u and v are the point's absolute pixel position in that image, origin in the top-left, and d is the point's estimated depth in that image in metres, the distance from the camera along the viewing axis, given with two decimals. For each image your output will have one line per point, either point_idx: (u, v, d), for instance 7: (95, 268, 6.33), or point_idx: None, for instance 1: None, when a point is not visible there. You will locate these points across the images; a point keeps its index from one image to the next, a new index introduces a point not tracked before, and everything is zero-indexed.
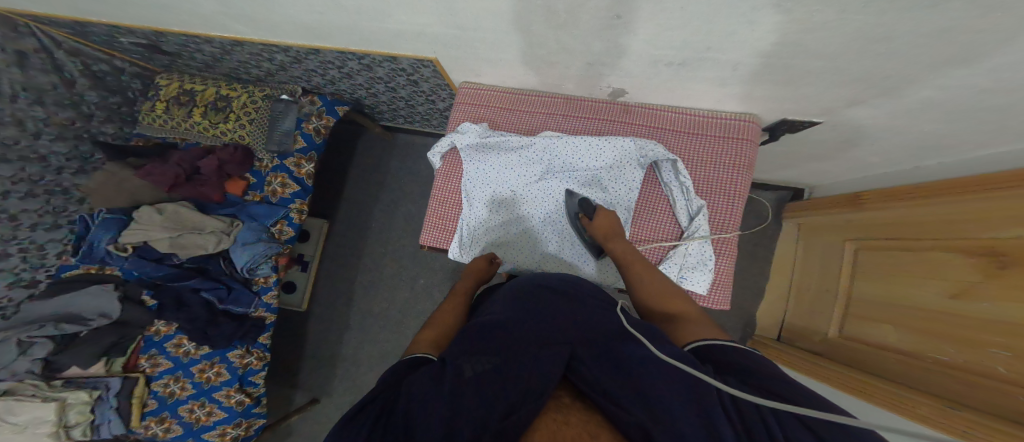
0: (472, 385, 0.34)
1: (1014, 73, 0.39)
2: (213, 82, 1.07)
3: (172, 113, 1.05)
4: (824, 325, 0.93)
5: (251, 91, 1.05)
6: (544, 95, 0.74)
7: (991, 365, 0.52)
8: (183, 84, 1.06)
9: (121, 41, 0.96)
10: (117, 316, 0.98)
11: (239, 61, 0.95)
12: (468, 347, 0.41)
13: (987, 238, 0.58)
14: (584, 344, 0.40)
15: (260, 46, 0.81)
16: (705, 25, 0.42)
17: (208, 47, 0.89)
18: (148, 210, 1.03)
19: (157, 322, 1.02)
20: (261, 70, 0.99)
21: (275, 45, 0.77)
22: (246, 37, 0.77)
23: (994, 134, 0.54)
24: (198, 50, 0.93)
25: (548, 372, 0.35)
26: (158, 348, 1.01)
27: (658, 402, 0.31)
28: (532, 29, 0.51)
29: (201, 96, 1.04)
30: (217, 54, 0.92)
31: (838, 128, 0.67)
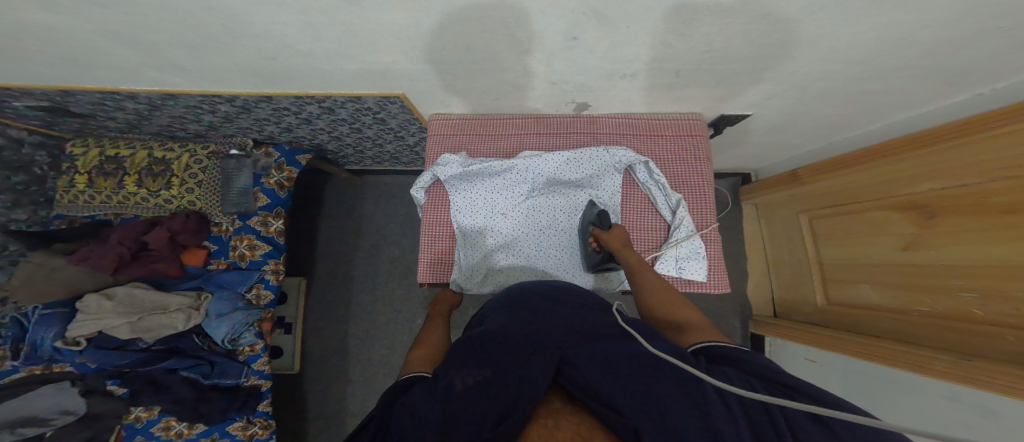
0: (466, 403, 0.32)
1: (898, 46, 0.47)
2: (140, 144, 0.97)
3: (97, 185, 0.93)
4: (809, 294, 1.03)
5: (192, 150, 0.97)
6: (514, 117, 0.77)
7: (967, 309, 0.62)
8: (104, 150, 0.94)
9: (18, 108, 0.81)
10: (86, 410, 0.89)
11: (175, 119, 0.88)
12: (460, 359, 0.39)
13: (914, 194, 0.72)
14: (572, 346, 0.40)
15: (198, 98, 0.75)
16: (648, 40, 0.47)
17: (133, 107, 0.80)
18: (95, 296, 0.91)
19: (135, 408, 0.94)
20: (201, 125, 0.92)
21: (219, 95, 0.72)
22: (181, 88, 0.70)
23: (874, 101, 0.67)
24: (115, 108, 0.81)
25: (537, 377, 0.34)
26: (144, 434, 0.94)
27: (654, 401, 0.30)
28: (500, 55, 0.54)
29: (131, 162, 0.94)
30: (144, 110, 0.82)
31: (770, 118, 0.76)
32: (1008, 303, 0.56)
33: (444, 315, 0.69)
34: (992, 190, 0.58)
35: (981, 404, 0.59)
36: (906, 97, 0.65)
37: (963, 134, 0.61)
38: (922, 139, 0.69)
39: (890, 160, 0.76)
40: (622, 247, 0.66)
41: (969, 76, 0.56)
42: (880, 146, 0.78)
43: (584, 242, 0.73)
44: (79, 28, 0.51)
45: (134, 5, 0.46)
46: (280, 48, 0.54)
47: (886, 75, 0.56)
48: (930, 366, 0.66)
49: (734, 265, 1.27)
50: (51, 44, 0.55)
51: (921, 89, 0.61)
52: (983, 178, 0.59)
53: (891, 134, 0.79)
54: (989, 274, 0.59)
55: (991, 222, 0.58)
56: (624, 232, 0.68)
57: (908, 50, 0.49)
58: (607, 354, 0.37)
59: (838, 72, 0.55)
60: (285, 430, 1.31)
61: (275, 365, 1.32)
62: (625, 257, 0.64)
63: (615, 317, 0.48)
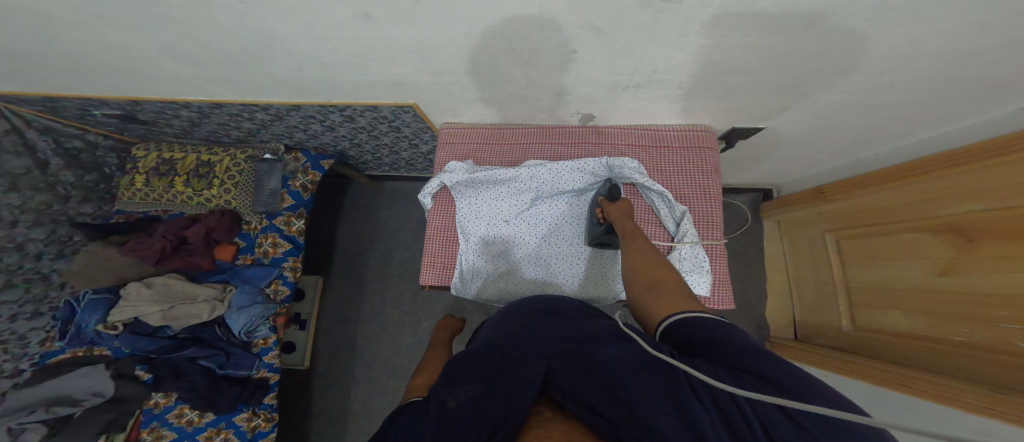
0: (457, 427, 0.31)
1: (913, 58, 0.46)
2: (191, 149, 1.07)
3: (152, 184, 1.04)
4: (834, 320, 0.96)
5: (233, 153, 1.06)
6: (521, 127, 0.79)
7: (1006, 340, 0.56)
8: (162, 153, 1.06)
9: (93, 115, 0.92)
10: (111, 394, 0.94)
11: (219, 126, 0.96)
12: (452, 376, 0.39)
13: (952, 215, 0.67)
14: (559, 353, 0.38)
15: (239, 107, 0.82)
16: (647, 52, 0.48)
17: (185, 114, 0.89)
18: (136, 284, 1.00)
19: (155, 394, 0.99)
20: (241, 132, 1.01)
21: (256, 105, 0.79)
22: (226, 98, 0.78)
23: (899, 115, 0.63)
24: (172, 116, 0.91)
25: (523, 391, 0.33)
26: (159, 420, 0.98)
27: (630, 399, 0.29)
28: (502, 68, 0.56)
29: (182, 164, 1.04)
30: (195, 118, 0.91)
31: (784, 132, 0.74)
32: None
33: (445, 341, 0.71)
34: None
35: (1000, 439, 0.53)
36: (937, 111, 0.61)
37: (1004, 153, 0.57)
38: (964, 156, 0.64)
39: (925, 178, 0.71)
40: (625, 217, 0.65)
41: (1008, 89, 0.52)
42: (914, 164, 0.74)
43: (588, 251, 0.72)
44: (142, 44, 0.58)
45: (184, 21, 0.52)
46: (303, 60, 0.59)
47: (910, 89, 0.54)
48: (950, 395, 0.60)
49: (753, 287, 1.20)
50: (119, 58, 0.63)
51: (953, 103, 0.58)
52: None
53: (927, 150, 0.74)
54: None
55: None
56: (630, 205, 0.67)
57: (926, 63, 0.47)
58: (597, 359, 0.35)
59: (851, 85, 0.54)
60: (292, 425, 1.34)
61: (286, 360, 1.35)
62: (621, 225, 0.64)
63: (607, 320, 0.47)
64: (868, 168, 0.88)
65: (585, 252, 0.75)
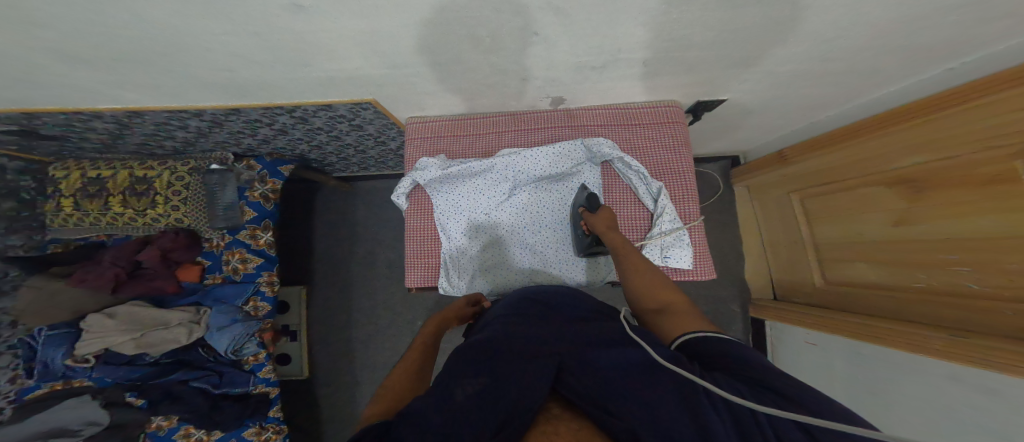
0: (462, 413, 0.31)
1: (866, 26, 0.46)
2: (121, 164, 0.94)
3: (84, 208, 0.92)
4: (806, 274, 1.02)
5: (172, 166, 0.95)
6: (490, 116, 0.77)
7: (962, 283, 0.62)
8: (87, 172, 0.92)
9: None
10: (109, 420, 0.93)
11: (149, 137, 0.86)
12: (456, 371, 0.38)
13: (898, 169, 0.71)
14: (571, 353, 0.39)
15: (165, 114, 0.73)
16: (610, 30, 0.46)
17: (101, 127, 0.78)
18: (97, 316, 0.93)
19: (156, 417, 0.99)
20: (177, 142, 0.91)
21: (183, 110, 0.71)
22: (146, 106, 0.68)
23: (852, 79, 0.65)
24: (85, 130, 0.79)
25: (534, 391, 0.33)
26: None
27: (637, 401, 0.31)
28: (464, 55, 0.53)
29: (113, 182, 0.92)
30: (114, 130, 0.80)
31: (750, 102, 0.74)
32: (1000, 276, 0.56)
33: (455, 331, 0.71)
34: (979, 161, 0.56)
35: (986, 385, 0.58)
36: (884, 73, 0.63)
37: (942, 106, 0.59)
38: (899, 117, 0.67)
39: (865, 137, 0.75)
40: (608, 230, 0.64)
41: (951, 50, 0.54)
42: (856, 124, 0.77)
43: (576, 233, 0.72)
44: (38, 59, 0.51)
45: (90, 32, 0.45)
46: (236, 59, 0.53)
47: (862, 54, 0.54)
48: (928, 346, 0.66)
49: (730, 248, 1.26)
50: (6, 75, 0.54)
51: (900, 65, 0.59)
52: (964, 150, 0.58)
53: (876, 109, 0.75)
54: (980, 250, 0.58)
55: (982, 196, 0.56)
56: (613, 214, 0.65)
57: (878, 28, 0.47)
58: (610, 361, 0.37)
59: (806, 55, 0.54)
60: (301, 431, 1.35)
61: (282, 371, 1.35)
62: (610, 240, 0.63)
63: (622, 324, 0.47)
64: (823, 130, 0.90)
65: (569, 236, 0.75)
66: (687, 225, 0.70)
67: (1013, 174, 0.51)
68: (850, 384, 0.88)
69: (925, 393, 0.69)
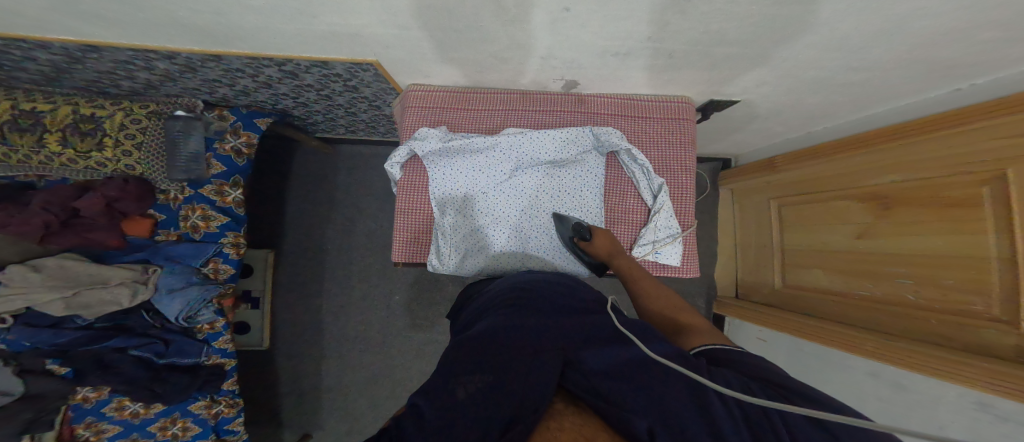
0: (466, 414, 0.30)
1: (885, 38, 0.48)
2: (64, 99, 0.81)
3: (11, 142, 0.76)
4: (768, 278, 1.11)
5: (126, 107, 0.83)
6: (499, 91, 0.74)
7: (902, 293, 0.70)
8: (18, 103, 0.77)
9: None
10: (21, 391, 0.84)
11: (103, 75, 0.75)
12: (454, 367, 0.36)
13: (872, 186, 0.77)
14: (571, 348, 0.39)
15: (127, 53, 0.63)
16: (648, 15, 0.45)
17: (43, 58, 0.66)
18: (20, 268, 0.81)
19: (83, 389, 0.93)
20: (137, 83, 0.80)
21: (154, 51, 0.62)
22: (103, 41, 0.59)
23: (855, 91, 0.68)
24: (21, 58, 0.66)
25: (540, 386, 0.34)
26: (95, 414, 0.96)
27: (642, 396, 0.31)
28: (485, 24, 0.50)
29: (52, 117, 0.78)
30: (60, 62, 0.68)
31: (752, 105, 0.77)
32: (937, 289, 0.63)
33: None
34: (948, 184, 0.62)
35: (896, 381, 0.68)
36: (888, 88, 0.66)
37: (932, 130, 0.64)
38: (889, 136, 0.73)
39: (852, 153, 0.80)
40: (610, 256, 0.69)
41: (947, 70, 0.57)
42: (845, 139, 0.83)
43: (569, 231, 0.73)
44: None
45: None
46: (217, 1, 0.46)
47: (872, 66, 0.57)
48: (861, 347, 0.73)
49: (705, 247, 1.32)
50: None
51: (903, 80, 0.62)
52: (937, 172, 0.64)
53: (870, 127, 0.81)
54: (923, 264, 0.66)
55: (941, 217, 0.63)
56: (609, 237, 0.70)
57: (891, 43, 0.49)
58: (610, 357, 0.38)
59: (830, 61, 0.56)
60: (260, 401, 1.32)
61: (240, 341, 1.26)
62: (618, 264, 0.68)
63: (611, 316, 0.49)
64: (816, 140, 0.96)
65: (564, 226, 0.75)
66: (683, 229, 0.73)
67: (978, 199, 0.56)
68: None
69: (847, 386, 0.79)
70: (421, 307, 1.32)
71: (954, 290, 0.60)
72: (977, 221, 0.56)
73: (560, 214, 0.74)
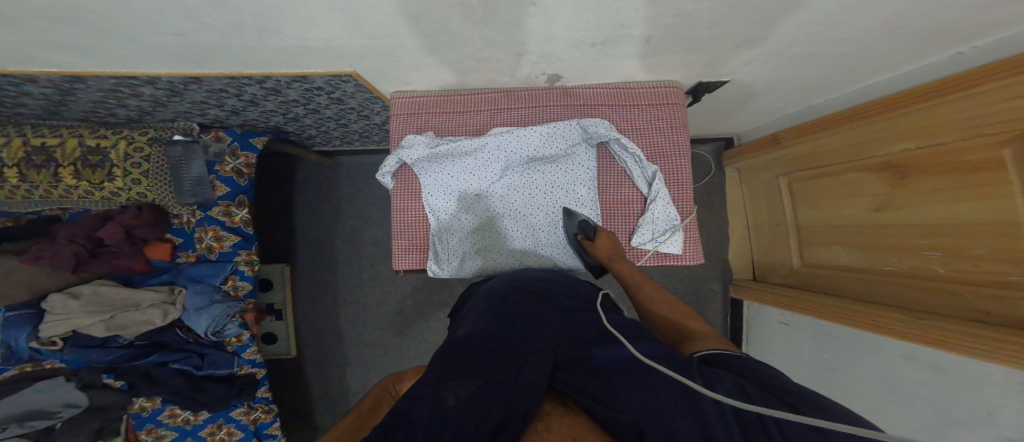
0: (450, 420, 0.29)
1: (877, 6, 0.44)
2: (68, 131, 0.83)
3: (27, 178, 0.80)
4: (785, 257, 1.06)
5: (128, 135, 0.86)
6: (482, 92, 0.72)
7: (931, 267, 0.65)
8: (29, 138, 0.80)
9: None
10: (86, 403, 0.94)
11: (97, 105, 0.78)
12: (446, 370, 0.36)
13: (884, 155, 0.73)
14: (565, 349, 0.39)
15: (111, 81, 0.65)
16: (613, 3, 0.43)
17: (38, 92, 0.69)
18: (59, 297, 0.87)
19: (139, 399, 1.01)
20: (131, 110, 0.83)
21: (133, 77, 0.63)
22: (85, 70, 0.60)
23: (856, 60, 0.63)
24: (19, 94, 0.70)
25: (528, 383, 0.33)
26: (153, 422, 1.05)
27: (630, 398, 0.30)
28: (452, 26, 0.48)
29: (61, 151, 0.81)
30: (55, 95, 0.71)
31: (746, 84, 0.73)
32: (967, 261, 0.59)
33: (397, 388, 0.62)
34: (965, 148, 0.57)
35: (935, 362, 0.64)
36: (887, 57, 0.62)
37: (942, 93, 0.59)
38: (895, 101, 0.68)
39: (860, 123, 0.75)
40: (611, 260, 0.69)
41: (954, 32, 0.53)
42: (850, 108, 0.78)
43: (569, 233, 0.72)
44: None
45: None
46: (182, 23, 0.46)
47: (867, 37, 0.53)
48: (891, 327, 0.69)
49: (717, 230, 1.28)
50: None
51: (905, 47, 0.58)
52: (950, 137, 0.59)
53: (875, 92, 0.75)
54: (951, 235, 0.61)
55: (964, 185, 0.58)
56: (612, 238, 0.69)
57: (886, 8, 0.45)
58: (608, 357, 0.37)
59: (817, 36, 0.52)
60: (291, 408, 1.38)
61: (270, 351, 1.34)
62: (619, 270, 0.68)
63: (600, 316, 0.48)
64: (818, 112, 0.90)
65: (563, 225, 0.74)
66: (682, 217, 0.71)
67: (1000, 162, 0.52)
68: (813, 360, 0.94)
69: (884, 372, 0.74)
70: (432, 310, 1.34)
71: (988, 261, 0.55)
72: (1004, 185, 0.51)
73: (568, 210, 0.73)
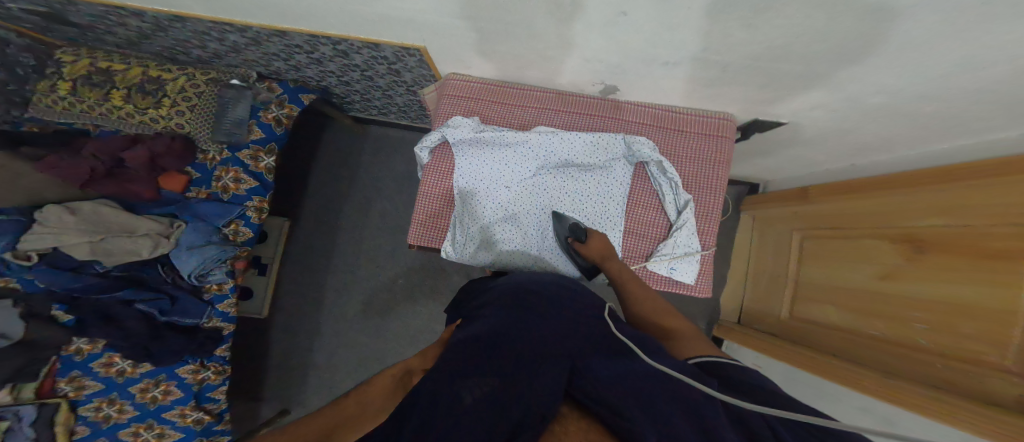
0: (468, 417, 0.29)
1: (944, 80, 0.48)
2: (138, 62, 0.92)
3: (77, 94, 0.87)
4: (777, 308, 1.08)
5: (189, 73, 0.92)
6: (536, 89, 0.75)
7: (914, 337, 0.66)
8: (97, 63, 0.89)
9: (9, 8, 0.78)
10: (19, 337, 0.85)
11: (175, 41, 0.85)
12: (460, 371, 0.35)
13: (906, 227, 0.73)
14: (584, 359, 0.37)
15: (207, 24, 0.73)
16: (712, 27, 0.46)
17: (146, 18, 0.74)
18: (57, 209, 0.85)
19: (78, 341, 0.93)
20: (204, 51, 0.90)
21: (229, 25, 0.70)
22: (190, 11, 0.69)
23: (900, 129, 0.67)
24: (115, 21, 0.79)
25: (548, 388, 0.31)
26: (81, 368, 0.94)
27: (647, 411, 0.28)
28: (536, 25, 0.52)
29: (124, 76, 0.89)
30: (147, 30, 0.81)
31: (801, 127, 0.76)
32: (952, 337, 0.59)
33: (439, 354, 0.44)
34: (989, 235, 0.56)
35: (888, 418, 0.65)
36: (923, 132, 0.66)
37: (993, 178, 0.57)
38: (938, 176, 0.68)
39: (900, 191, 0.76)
40: (603, 260, 0.68)
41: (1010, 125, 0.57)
42: (893, 178, 0.79)
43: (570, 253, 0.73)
44: None
45: None
46: None
47: (916, 104, 0.56)
48: (857, 381, 0.71)
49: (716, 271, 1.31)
50: None
51: (947, 126, 0.62)
52: (974, 219, 0.59)
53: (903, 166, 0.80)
54: (946, 310, 0.61)
55: (972, 268, 0.58)
56: (604, 242, 0.70)
57: (947, 83, 0.48)
58: (618, 370, 0.35)
59: (884, 92, 0.55)
60: (250, 369, 1.34)
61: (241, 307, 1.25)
62: (609, 268, 0.67)
63: (617, 331, 0.47)
64: (858, 175, 0.92)
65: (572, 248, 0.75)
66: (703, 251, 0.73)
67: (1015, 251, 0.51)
68: None
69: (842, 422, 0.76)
70: (423, 296, 1.32)
71: (969, 339, 0.56)
72: (1010, 275, 0.52)
73: (559, 214, 0.74)
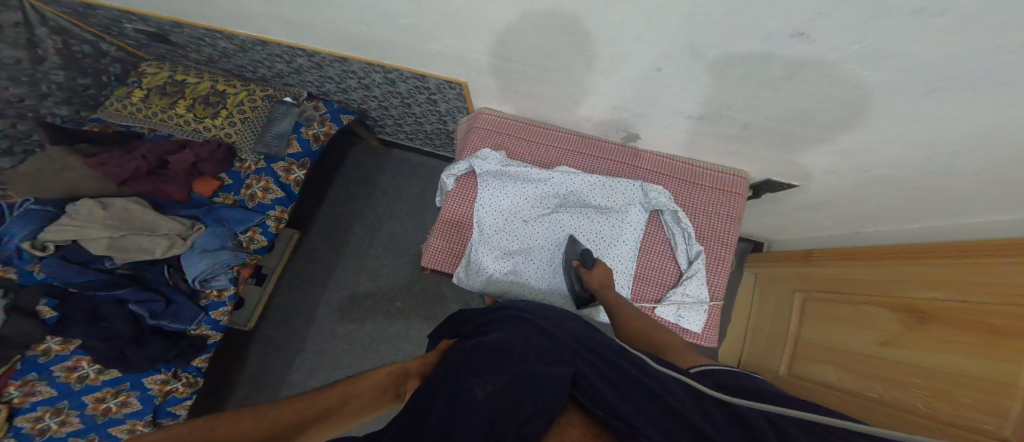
0: (476, 412, 0.25)
1: (953, 157, 0.51)
2: (207, 78, 1.07)
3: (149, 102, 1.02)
4: (775, 363, 1.02)
5: (250, 90, 1.06)
6: (559, 130, 0.80)
7: (911, 402, 0.61)
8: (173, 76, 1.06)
9: (122, 27, 1.01)
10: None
11: (251, 62, 1.02)
12: (466, 368, 0.31)
13: (909, 298, 0.69)
14: (588, 365, 0.34)
15: (284, 49, 0.87)
16: (738, 87, 0.53)
17: (239, 39, 0.89)
18: (89, 202, 0.88)
19: (51, 339, 0.82)
20: (270, 71, 1.05)
21: (303, 49, 0.83)
22: (273, 37, 0.83)
23: (900, 204, 0.72)
24: (208, 43, 0.97)
25: (554, 392, 0.28)
26: (39, 372, 0.81)
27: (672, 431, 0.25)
28: (574, 69, 0.60)
29: (194, 88, 1.04)
30: (231, 50, 0.98)
31: (814, 190, 0.79)
32: (952, 404, 0.54)
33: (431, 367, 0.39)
34: (992, 312, 0.53)
35: None
36: (911, 207, 0.72)
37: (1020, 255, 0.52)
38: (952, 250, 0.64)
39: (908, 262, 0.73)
40: (602, 287, 0.67)
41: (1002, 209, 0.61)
42: (896, 247, 0.78)
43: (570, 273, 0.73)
44: None
45: None
46: (374, 13, 0.63)
47: (913, 178, 0.60)
48: None
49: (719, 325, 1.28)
50: None
51: (942, 205, 0.66)
52: (978, 296, 0.56)
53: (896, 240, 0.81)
54: (948, 379, 0.56)
55: (979, 341, 0.53)
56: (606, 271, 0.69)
57: (957, 161, 0.51)
58: (607, 379, 0.32)
59: (895, 163, 0.58)
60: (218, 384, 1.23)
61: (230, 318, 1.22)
62: (604, 294, 0.66)
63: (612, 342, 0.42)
64: (863, 241, 0.91)
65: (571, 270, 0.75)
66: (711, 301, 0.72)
67: None
68: None
69: None
70: (417, 322, 1.29)
71: (968, 407, 0.51)
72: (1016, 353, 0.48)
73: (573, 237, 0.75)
